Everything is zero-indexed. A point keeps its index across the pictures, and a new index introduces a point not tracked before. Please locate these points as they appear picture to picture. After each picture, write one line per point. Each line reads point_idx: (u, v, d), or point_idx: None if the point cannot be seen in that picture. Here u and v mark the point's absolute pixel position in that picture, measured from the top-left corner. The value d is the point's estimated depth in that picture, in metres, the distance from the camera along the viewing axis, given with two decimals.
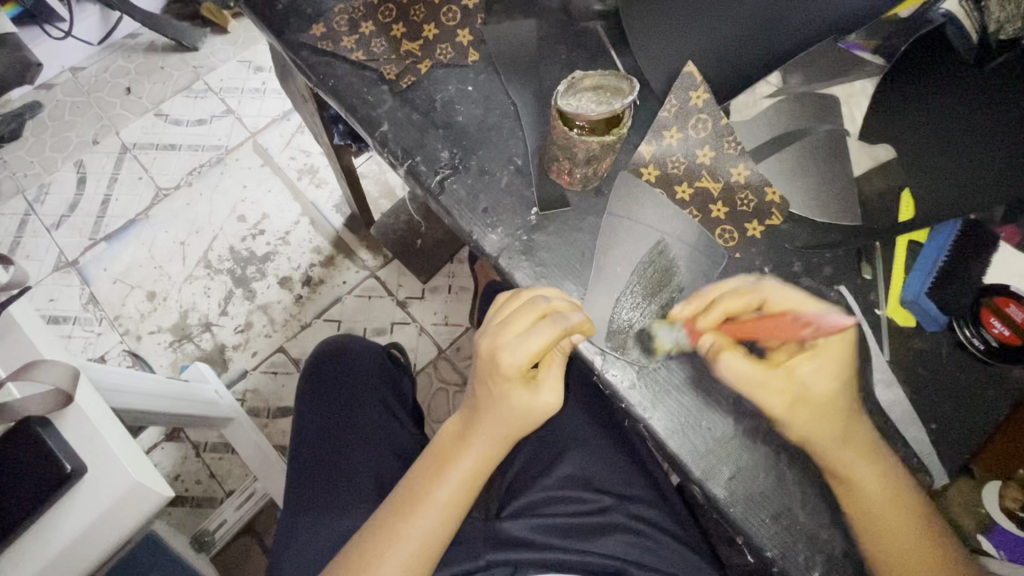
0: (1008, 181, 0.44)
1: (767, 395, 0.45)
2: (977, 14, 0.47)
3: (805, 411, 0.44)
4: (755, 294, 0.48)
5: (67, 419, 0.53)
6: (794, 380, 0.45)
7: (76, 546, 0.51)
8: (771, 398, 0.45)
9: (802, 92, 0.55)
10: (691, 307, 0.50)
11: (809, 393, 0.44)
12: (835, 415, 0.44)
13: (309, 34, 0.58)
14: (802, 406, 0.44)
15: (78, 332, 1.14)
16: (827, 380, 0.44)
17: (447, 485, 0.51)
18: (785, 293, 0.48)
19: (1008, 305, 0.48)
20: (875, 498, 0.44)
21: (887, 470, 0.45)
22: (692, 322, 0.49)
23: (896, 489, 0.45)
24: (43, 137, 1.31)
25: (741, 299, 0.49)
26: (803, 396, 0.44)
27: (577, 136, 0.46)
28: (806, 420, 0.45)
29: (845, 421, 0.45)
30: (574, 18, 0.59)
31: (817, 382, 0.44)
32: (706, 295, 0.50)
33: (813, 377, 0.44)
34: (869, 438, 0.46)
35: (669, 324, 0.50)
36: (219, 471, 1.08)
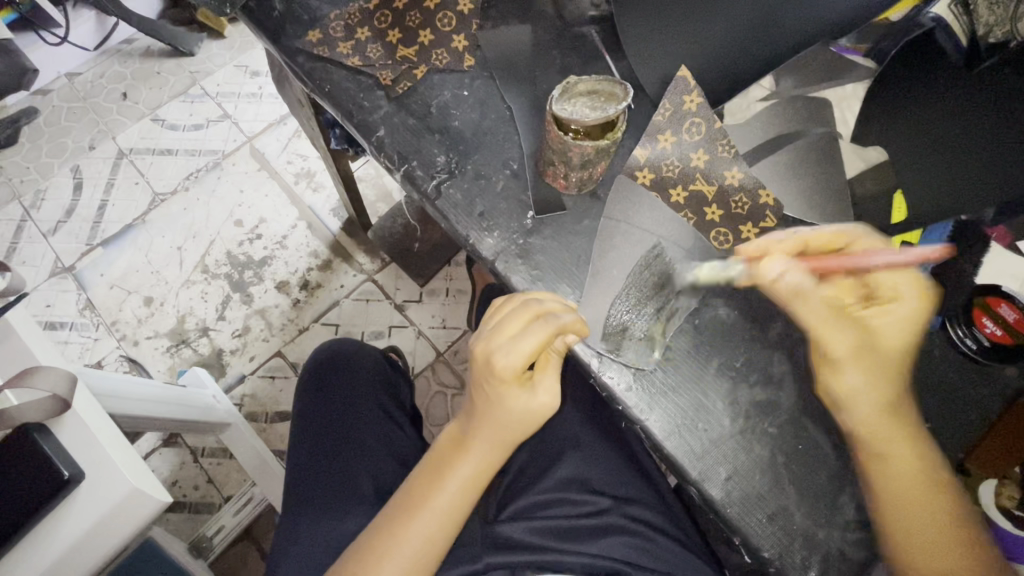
0: (999, 177, 0.47)
1: (841, 330, 0.45)
2: (966, 19, 0.49)
3: (874, 367, 0.45)
4: (838, 234, 0.49)
5: (64, 425, 0.53)
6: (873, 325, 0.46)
7: (75, 551, 0.51)
8: (836, 338, 0.45)
9: (795, 95, 0.55)
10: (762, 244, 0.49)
11: (882, 340, 0.46)
12: (894, 370, 0.46)
13: (305, 40, 0.58)
14: (865, 357, 0.45)
15: (75, 338, 1.14)
16: (900, 331, 0.46)
17: (445, 492, 0.51)
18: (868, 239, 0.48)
19: (1000, 305, 0.50)
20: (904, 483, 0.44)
21: (925, 458, 0.45)
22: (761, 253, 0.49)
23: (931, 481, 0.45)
24: (39, 142, 1.31)
25: (821, 236, 0.49)
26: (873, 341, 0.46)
27: (572, 141, 0.47)
28: (870, 374, 0.45)
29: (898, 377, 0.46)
30: (568, 23, 0.60)
31: (891, 336, 0.46)
32: (791, 231, 0.50)
33: (884, 331, 0.46)
34: (913, 423, 0.46)
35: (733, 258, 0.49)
36: (218, 476, 1.08)
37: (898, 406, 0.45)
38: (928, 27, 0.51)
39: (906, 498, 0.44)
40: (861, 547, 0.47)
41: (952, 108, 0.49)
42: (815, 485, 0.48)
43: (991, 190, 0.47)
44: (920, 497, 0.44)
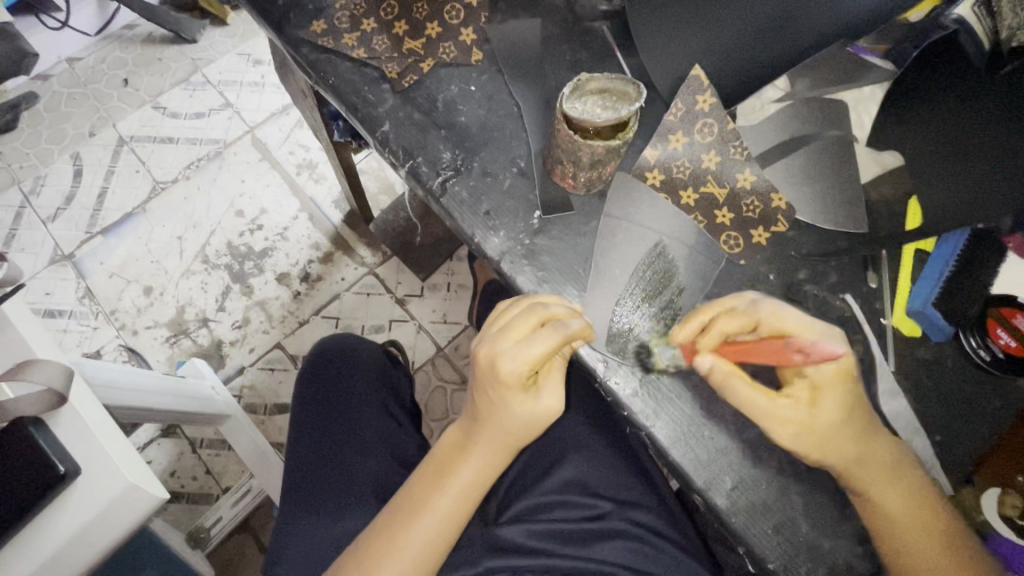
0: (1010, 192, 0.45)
1: (774, 427, 0.44)
2: (988, 21, 0.47)
3: (811, 438, 0.44)
4: (750, 314, 0.47)
5: (60, 419, 0.52)
6: (806, 411, 0.44)
7: (69, 548, 0.50)
8: (767, 421, 0.44)
9: (811, 96, 0.54)
10: (688, 328, 0.48)
11: (815, 424, 0.44)
12: (847, 444, 0.44)
13: (309, 30, 0.57)
14: (793, 425, 0.44)
15: (74, 327, 1.13)
16: (836, 412, 0.44)
17: (447, 496, 0.50)
18: (780, 313, 0.46)
19: (1016, 316, 0.47)
20: (901, 518, 0.44)
21: (911, 487, 0.45)
22: (691, 343, 0.48)
23: (923, 506, 0.45)
24: (39, 128, 1.29)
25: (738, 318, 0.47)
26: (806, 427, 0.44)
27: (582, 140, 0.45)
28: (810, 443, 0.44)
29: (853, 442, 0.44)
30: (579, 17, 0.58)
31: (825, 411, 0.44)
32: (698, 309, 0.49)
33: (816, 408, 0.44)
34: (905, 466, 0.45)
35: (667, 342, 0.49)
36: (216, 467, 1.08)
37: (875, 456, 0.44)
38: (951, 30, 0.49)
39: (903, 524, 0.44)
40: (868, 559, 0.46)
41: (973, 110, 0.47)
42: (822, 496, 0.47)
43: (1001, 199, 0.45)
44: (913, 522, 0.44)
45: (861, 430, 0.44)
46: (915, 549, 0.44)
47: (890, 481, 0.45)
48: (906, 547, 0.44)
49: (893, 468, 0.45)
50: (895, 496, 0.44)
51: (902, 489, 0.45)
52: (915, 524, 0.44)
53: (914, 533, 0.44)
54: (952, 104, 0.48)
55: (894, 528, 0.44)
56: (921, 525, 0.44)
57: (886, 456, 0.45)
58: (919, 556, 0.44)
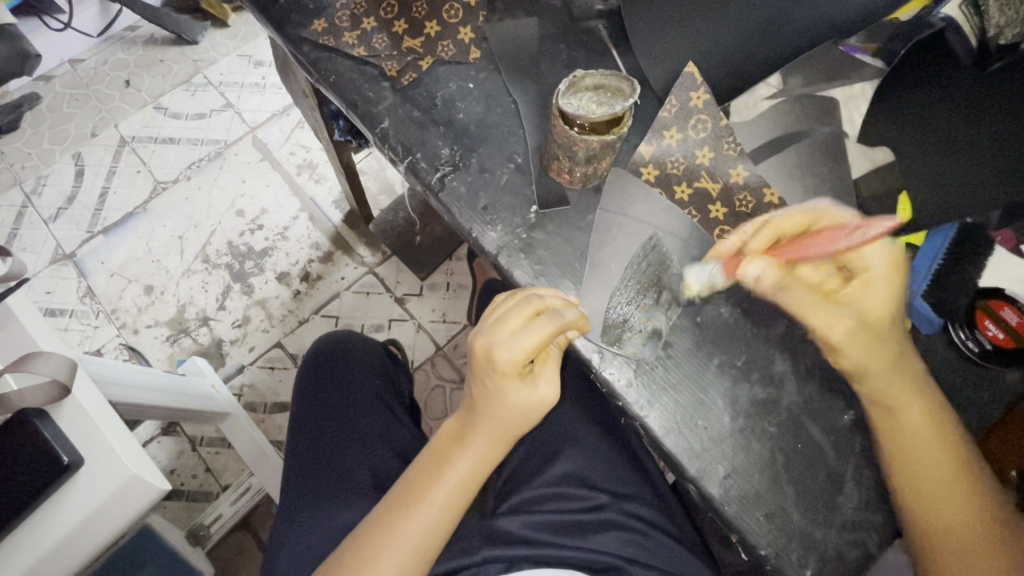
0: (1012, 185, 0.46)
1: (825, 321, 0.47)
2: (976, 18, 0.49)
3: (867, 333, 0.46)
4: (807, 214, 0.48)
5: (63, 411, 0.53)
6: (853, 305, 0.47)
7: (72, 538, 0.51)
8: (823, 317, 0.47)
9: (802, 94, 0.54)
10: (733, 244, 0.49)
11: (869, 317, 0.46)
12: (889, 340, 0.46)
13: (310, 29, 0.58)
14: (850, 318, 0.46)
15: (75, 325, 1.14)
16: (883, 303, 0.46)
17: (445, 484, 0.51)
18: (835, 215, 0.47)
19: (1002, 309, 0.49)
20: (916, 435, 0.45)
21: (933, 404, 0.46)
22: (737, 251, 0.49)
23: (942, 427, 0.46)
24: (41, 128, 1.30)
25: (792, 220, 0.47)
26: (864, 317, 0.46)
27: (577, 135, 0.46)
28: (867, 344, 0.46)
29: (895, 338, 0.46)
30: (575, 17, 0.59)
31: (874, 301, 0.46)
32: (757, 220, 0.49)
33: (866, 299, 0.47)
34: (926, 384, 0.47)
35: (702, 263, 0.50)
36: (215, 465, 1.08)
37: (905, 357, 0.46)
38: (939, 27, 0.50)
39: (918, 442, 0.45)
40: (858, 547, 0.47)
41: (961, 108, 0.48)
42: (813, 485, 0.48)
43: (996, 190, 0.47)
44: (930, 440, 0.45)
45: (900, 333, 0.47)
46: (929, 469, 0.45)
47: (913, 392, 0.46)
48: (917, 465, 0.45)
49: (917, 383, 0.46)
50: (915, 409, 0.46)
51: (924, 406, 0.46)
52: (929, 439, 0.45)
53: (929, 453, 0.45)
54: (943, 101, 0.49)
55: (908, 446, 0.46)
56: (936, 447, 0.45)
57: (913, 365, 0.47)
58: (928, 471, 0.45)
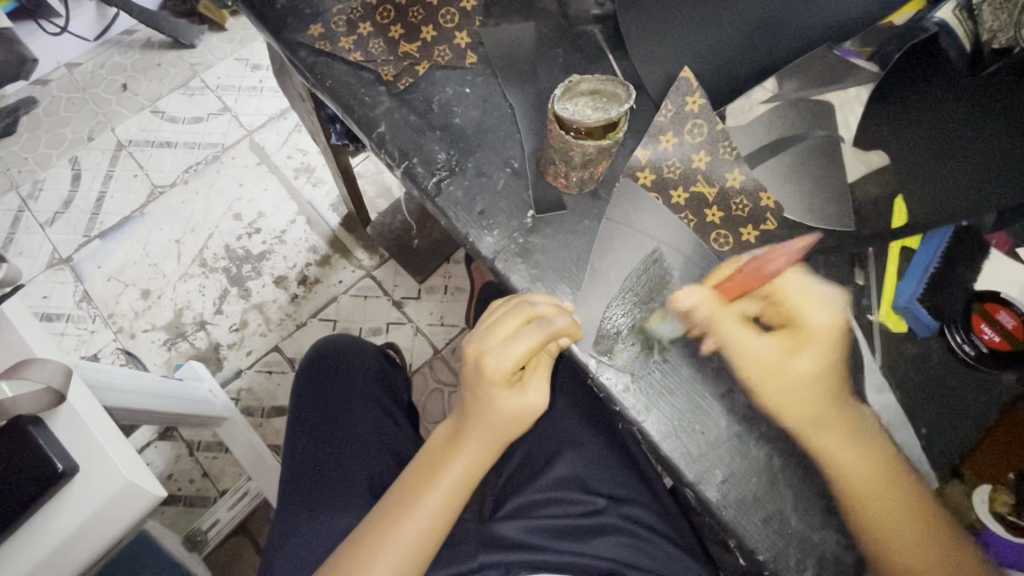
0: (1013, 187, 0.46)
1: (745, 359, 0.49)
2: (970, 22, 0.50)
3: (782, 383, 0.48)
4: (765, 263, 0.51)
5: (59, 418, 0.53)
6: (783, 357, 0.48)
7: (68, 545, 0.51)
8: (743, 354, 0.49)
9: (797, 99, 0.54)
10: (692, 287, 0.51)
11: (790, 369, 0.48)
12: (811, 397, 0.47)
13: (307, 33, 0.58)
14: (773, 363, 0.48)
15: (71, 330, 1.14)
16: (809, 362, 0.47)
17: (438, 490, 0.51)
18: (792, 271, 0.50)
19: (998, 312, 0.50)
20: (855, 477, 0.46)
21: (867, 443, 0.47)
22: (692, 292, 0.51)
23: (879, 465, 0.46)
24: (38, 132, 1.30)
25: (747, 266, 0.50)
26: (782, 368, 0.48)
27: (573, 140, 0.46)
28: (775, 385, 0.48)
29: (821, 396, 0.47)
30: (572, 21, 0.59)
31: (802, 357, 0.48)
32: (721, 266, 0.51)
33: (795, 357, 0.48)
34: (860, 426, 0.47)
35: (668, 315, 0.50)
36: (213, 470, 1.08)
37: (832, 411, 0.47)
38: (934, 31, 0.51)
39: (858, 482, 0.46)
40: (857, 552, 0.47)
41: (958, 111, 0.49)
42: (810, 490, 0.48)
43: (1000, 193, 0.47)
44: (868, 479, 0.46)
45: (830, 392, 0.47)
46: (873, 508, 0.46)
47: (845, 436, 0.47)
48: (872, 509, 0.46)
49: (854, 428, 0.47)
50: (850, 453, 0.46)
51: (857, 447, 0.46)
52: (868, 479, 0.46)
53: (875, 494, 0.46)
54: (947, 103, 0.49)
55: (849, 487, 0.46)
56: (877, 485, 0.46)
57: (843, 412, 0.47)
58: (873, 510, 0.46)
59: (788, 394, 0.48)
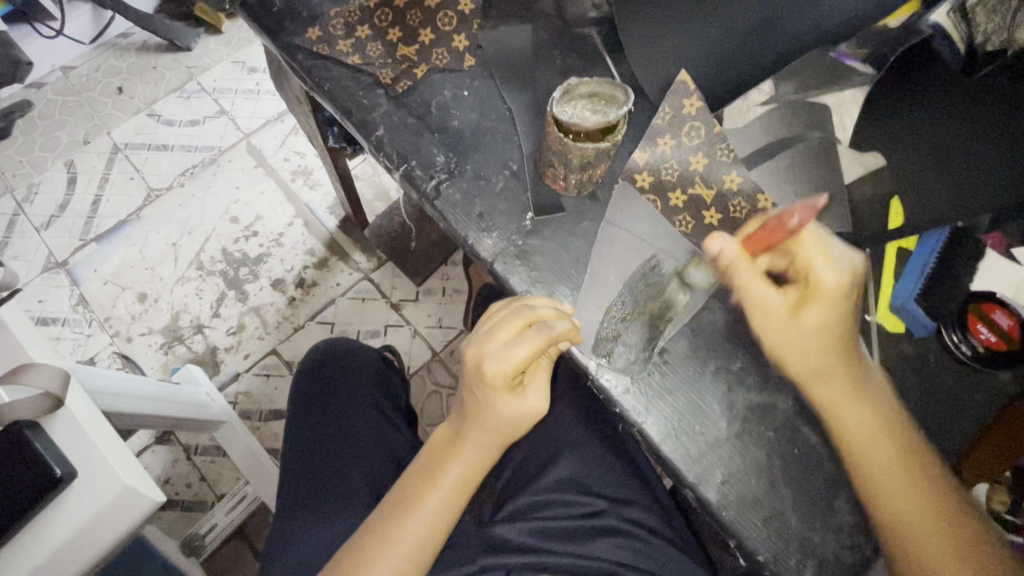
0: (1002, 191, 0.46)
1: (755, 311, 0.45)
2: (965, 27, 0.49)
3: (793, 346, 0.44)
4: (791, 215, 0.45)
5: (56, 423, 0.53)
6: (794, 320, 0.44)
7: (65, 551, 0.50)
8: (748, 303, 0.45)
9: (793, 100, 0.55)
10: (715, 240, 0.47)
11: (797, 331, 0.44)
12: (825, 360, 0.44)
13: (304, 37, 0.58)
14: (782, 323, 0.44)
15: (67, 334, 1.13)
16: (814, 323, 0.43)
17: (438, 493, 0.51)
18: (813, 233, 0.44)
19: (994, 312, 0.50)
20: (866, 446, 0.44)
21: (880, 413, 0.44)
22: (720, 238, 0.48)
23: (893, 435, 0.44)
24: (33, 136, 1.30)
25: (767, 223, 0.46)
26: (788, 325, 0.44)
27: (572, 143, 0.47)
28: (774, 333, 0.44)
29: (831, 364, 0.44)
30: (569, 24, 0.60)
31: (809, 320, 0.43)
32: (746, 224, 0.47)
33: (800, 316, 0.43)
34: (871, 392, 0.45)
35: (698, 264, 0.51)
36: (210, 474, 1.08)
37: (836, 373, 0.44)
38: (927, 35, 0.51)
39: (871, 455, 0.44)
40: (857, 552, 0.47)
41: (949, 115, 0.49)
42: (810, 490, 0.48)
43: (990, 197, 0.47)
44: (882, 452, 0.44)
45: (839, 357, 0.44)
46: (887, 481, 0.43)
47: (855, 402, 0.44)
48: (899, 505, 0.43)
49: (882, 419, 0.44)
50: (861, 418, 0.44)
51: (869, 415, 0.44)
52: (882, 450, 0.44)
53: (890, 469, 0.44)
54: (952, 99, 0.49)
55: (862, 458, 0.44)
56: (892, 458, 0.44)
57: (853, 377, 0.44)
58: (890, 486, 0.43)
59: (788, 349, 0.44)
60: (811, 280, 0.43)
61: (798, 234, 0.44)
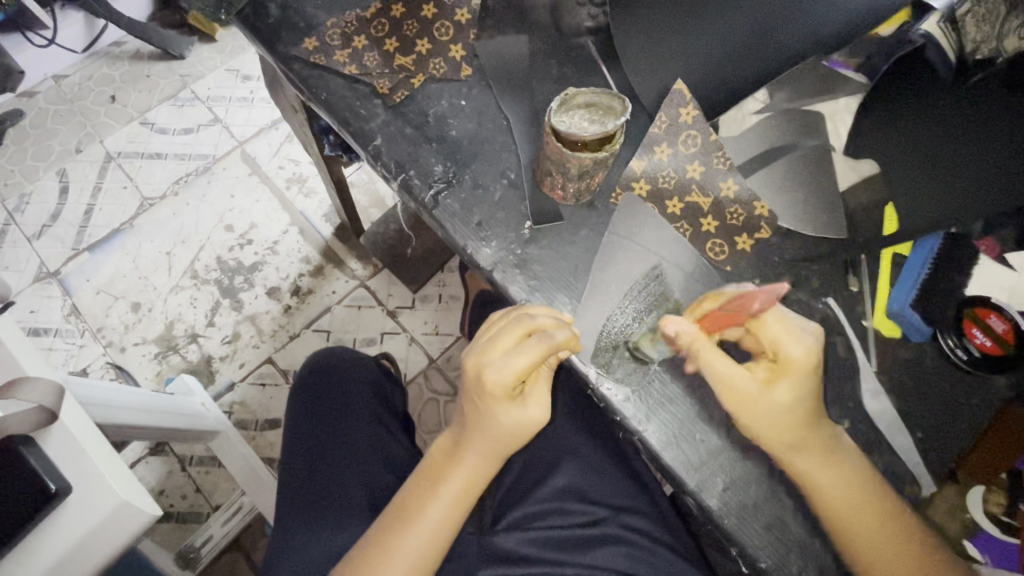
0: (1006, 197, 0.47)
1: (729, 390, 0.47)
2: (954, 36, 0.50)
3: (777, 425, 0.46)
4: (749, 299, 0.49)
5: (50, 438, 0.52)
6: (766, 397, 0.46)
7: (61, 567, 0.50)
8: (720, 379, 0.47)
9: (788, 109, 0.56)
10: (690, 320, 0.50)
11: (773, 410, 0.46)
12: (799, 427, 0.46)
13: (301, 47, 0.58)
14: (756, 396, 0.46)
15: (60, 345, 1.12)
16: (788, 396, 0.45)
17: (439, 504, 0.51)
18: (779, 317, 0.48)
19: (990, 316, 0.49)
20: (845, 506, 0.46)
21: (853, 474, 0.46)
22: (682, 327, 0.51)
23: (867, 494, 0.46)
24: (25, 145, 1.29)
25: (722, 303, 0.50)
26: (755, 398, 0.46)
27: (571, 153, 0.47)
28: (748, 413, 0.46)
29: (803, 436, 0.46)
30: (565, 33, 0.60)
31: (781, 394, 0.45)
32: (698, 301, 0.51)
33: (771, 389, 0.46)
34: (845, 454, 0.47)
35: (655, 342, 0.50)
36: (206, 485, 1.07)
37: (809, 446, 0.46)
38: (918, 44, 0.52)
39: (849, 513, 0.46)
40: None
41: (945, 123, 0.49)
42: (810, 497, 0.48)
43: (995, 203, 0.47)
44: (857, 511, 0.46)
45: (812, 430, 0.46)
46: (865, 539, 0.45)
47: (830, 467, 0.46)
48: (864, 541, 0.45)
49: (834, 450, 0.47)
50: (838, 483, 0.46)
51: (845, 476, 0.46)
52: (859, 511, 0.46)
53: (866, 526, 0.45)
54: (947, 114, 0.49)
55: (841, 518, 0.46)
56: (867, 516, 0.46)
57: (825, 446, 0.46)
58: (867, 543, 0.45)
59: (754, 418, 0.46)
60: (780, 356, 0.47)
61: (759, 315, 0.48)
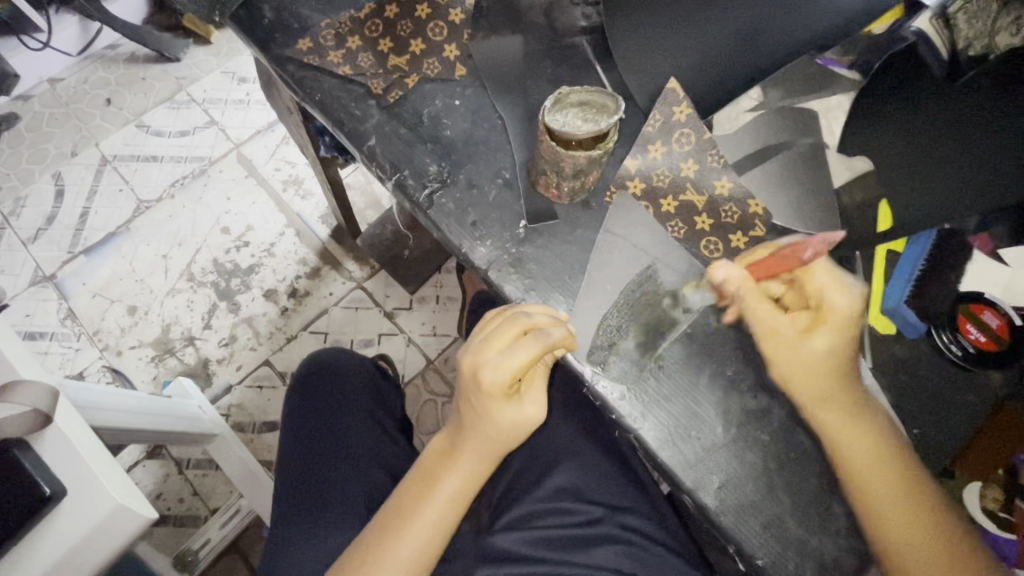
0: (1001, 189, 0.47)
1: (766, 337, 0.49)
2: (947, 32, 0.50)
3: (807, 376, 0.47)
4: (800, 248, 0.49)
5: (44, 441, 0.52)
6: (802, 350, 0.48)
7: (56, 571, 0.50)
8: (761, 323, 0.49)
9: (780, 107, 0.55)
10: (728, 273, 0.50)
11: (809, 362, 0.47)
12: (830, 379, 0.47)
13: (295, 48, 0.58)
14: (793, 347, 0.48)
15: (56, 349, 1.12)
16: (825, 348, 0.47)
17: (436, 503, 0.51)
18: (828, 272, 0.48)
19: (982, 312, 0.50)
20: (864, 467, 0.46)
21: (878, 436, 0.47)
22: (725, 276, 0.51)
23: (888, 458, 0.46)
24: (20, 149, 1.28)
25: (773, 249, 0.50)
26: (793, 347, 0.48)
27: (563, 151, 0.47)
28: (784, 359, 0.48)
29: (836, 385, 0.47)
30: (559, 33, 0.60)
31: (819, 344, 0.47)
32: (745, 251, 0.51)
33: (810, 337, 0.47)
34: (872, 414, 0.48)
35: (696, 287, 0.52)
36: (203, 488, 1.07)
37: (838, 400, 0.47)
38: (911, 40, 0.51)
39: (867, 473, 0.46)
40: (853, 554, 0.47)
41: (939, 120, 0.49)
42: (806, 494, 0.48)
43: (996, 195, 0.48)
44: (875, 473, 0.46)
45: (843, 385, 0.47)
46: (886, 501, 0.46)
47: (854, 427, 0.47)
48: (881, 505, 0.46)
49: (863, 417, 0.47)
50: (859, 442, 0.47)
51: (869, 438, 0.47)
52: (881, 473, 0.46)
53: (885, 488, 0.46)
54: (941, 108, 0.49)
55: (862, 477, 0.46)
56: (886, 479, 0.46)
57: (853, 404, 0.47)
58: (887, 506, 0.46)
59: (789, 365, 0.48)
60: (825, 308, 0.48)
61: (809, 265, 0.48)
